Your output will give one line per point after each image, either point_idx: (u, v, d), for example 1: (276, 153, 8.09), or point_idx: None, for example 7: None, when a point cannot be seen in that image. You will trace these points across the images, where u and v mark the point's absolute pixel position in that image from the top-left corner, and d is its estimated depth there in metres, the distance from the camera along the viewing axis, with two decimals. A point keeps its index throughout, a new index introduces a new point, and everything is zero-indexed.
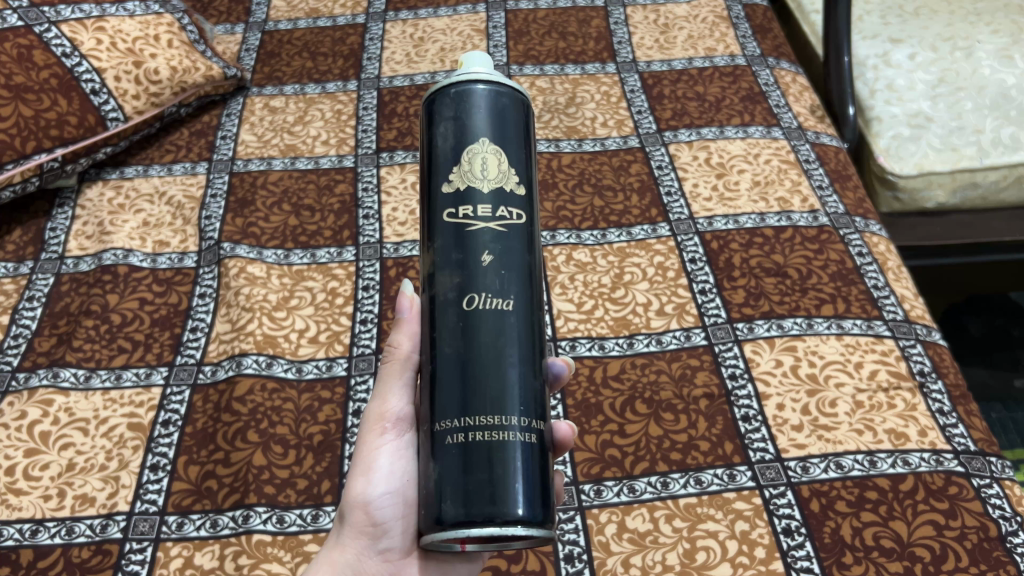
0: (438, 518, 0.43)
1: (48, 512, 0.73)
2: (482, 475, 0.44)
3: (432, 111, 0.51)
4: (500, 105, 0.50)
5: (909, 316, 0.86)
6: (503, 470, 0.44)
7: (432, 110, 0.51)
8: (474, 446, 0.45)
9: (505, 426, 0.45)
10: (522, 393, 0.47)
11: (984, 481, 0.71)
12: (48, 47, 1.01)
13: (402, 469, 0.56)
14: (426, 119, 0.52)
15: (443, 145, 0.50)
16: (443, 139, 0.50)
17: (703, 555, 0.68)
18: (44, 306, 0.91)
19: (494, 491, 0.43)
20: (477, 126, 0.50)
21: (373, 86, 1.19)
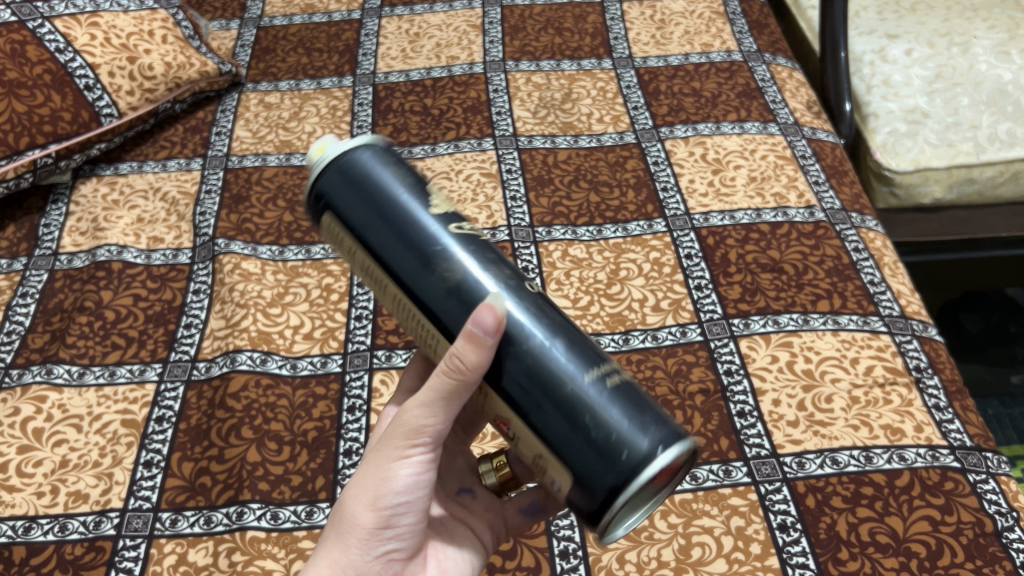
0: (609, 495, 0.40)
1: (42, 509, 0.73)
2: (604, 441, 0.40)
3: (343, 176, 0.46)
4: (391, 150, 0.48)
5: (905, 311, 0.86)
6: (615, 423, 0.40)
7: (353, 171, 0.46)
8: (578, 422, 0.41)
9: (588, 387, 0.41)
10: (580, 348, 0.43)
11: (980, 477, 0.71)
12: (41, 43, 1.00)
13: (425, 479, 0.47)
14: (347, 182, 0.46)
15: (399, 183, 0.46)
16: (398, 178, 0.46)
17: (698, 551, 0.67)
18: (38, 302, 0.91)
19: (643, 431, 0.40)
20: (413, 168, 0.48)
21: (369, 82, 1.19)
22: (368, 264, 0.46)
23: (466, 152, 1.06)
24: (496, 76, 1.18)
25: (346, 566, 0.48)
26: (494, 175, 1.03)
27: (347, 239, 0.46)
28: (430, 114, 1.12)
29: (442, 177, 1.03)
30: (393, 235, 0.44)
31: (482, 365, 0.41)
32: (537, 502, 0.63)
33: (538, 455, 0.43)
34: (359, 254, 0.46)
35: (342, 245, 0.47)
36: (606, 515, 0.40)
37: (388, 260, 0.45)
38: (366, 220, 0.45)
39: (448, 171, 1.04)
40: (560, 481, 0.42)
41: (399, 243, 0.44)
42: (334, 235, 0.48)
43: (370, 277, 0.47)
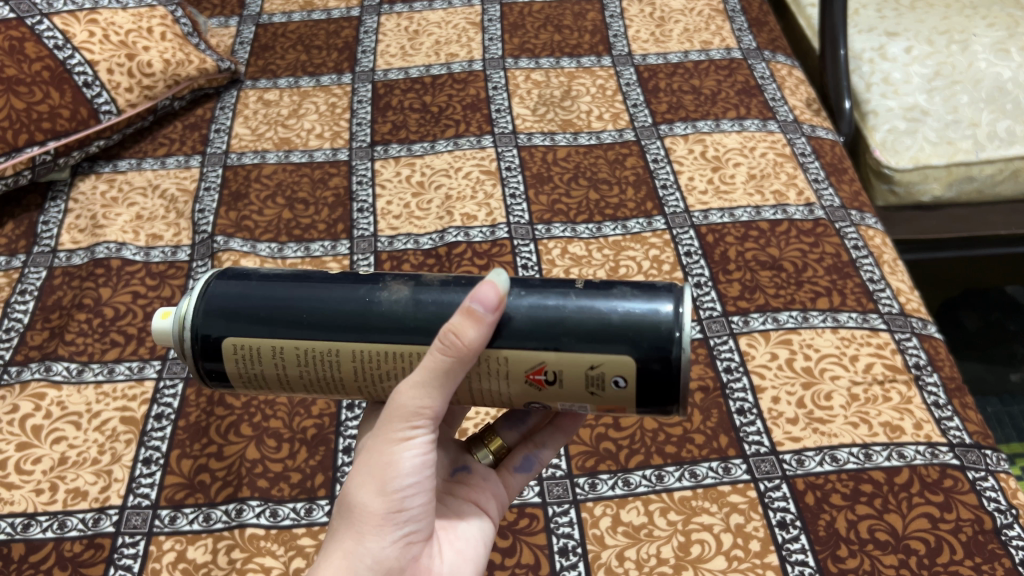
0: (672, 348, 0.43)
1: (40, 506, 0.73)
2: (639, 326, 0.44)
3: (218, 302, 0.47)
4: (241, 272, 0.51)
5: (905, 309, 0.86)
6: (632, 306, 0.44)
7: (221, 294, 0.47)
8: (608, 328, 0.44)
9: (589, 300, 0.45)
10: (552, 284, 0.46)
11: (979, 474, 0.71)
12: (39, 40, 1.00)
13: (428, 460, 0.47)
14: (238, 298, 0.47)
15: (283, 276, 0.48)
16: (277, 274, 0.48)
17: (697, 548, 0.67)
18: (36, 300, 0.91)
19: (656, 289, 0.45)
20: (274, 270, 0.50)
21: (368, 79, 1.19)
22: (304, 351, 0.46)
23: (466, 149, 1.06)
24: (495, 74, 1.17)
25: (363, 555, 0.47)
26: (493, 172, 1.03)
27: (267, 345, 0.47)
28: (429, 111, 1.12)
29: (442, 175, 1.03)
30: (308, 307, 0.46)
31: (479, 335, 0.43)
32: (530, 456, 0.62)
33: (586, 379, 0.45)
34: (288, 348, 0.46)
35: (261, 362, 0.47)
36: (680, 370, 0.44)
37: (324, 329, 0.46)
38: (270, 314, 0.46)
39: (447, 169, 1.04)
40: (622, 379, 0.45)
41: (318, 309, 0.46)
42: (244, 367, 0.48)
43: (309, 366, 0.47)
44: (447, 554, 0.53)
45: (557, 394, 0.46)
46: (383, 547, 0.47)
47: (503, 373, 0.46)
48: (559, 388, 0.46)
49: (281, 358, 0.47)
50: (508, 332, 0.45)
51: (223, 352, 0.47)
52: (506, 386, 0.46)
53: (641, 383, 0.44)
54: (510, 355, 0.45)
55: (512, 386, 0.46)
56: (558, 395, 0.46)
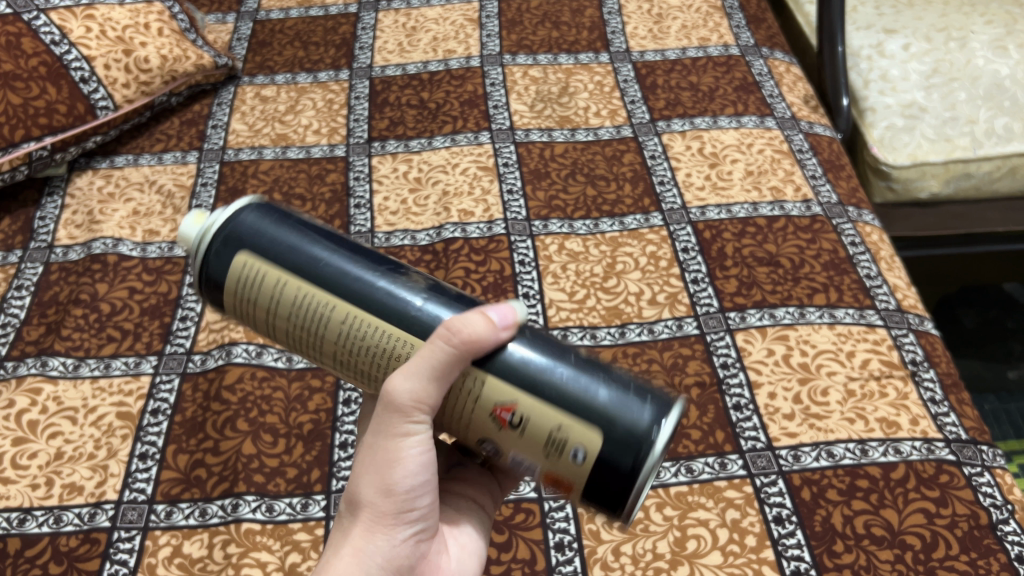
0: (639, 455, 0.41)
1: (36, 501, 0.72)
2: (617, 416, 0.42)
3: (248, 227, 0.46)
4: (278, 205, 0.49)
5: (901, 305, 0.86)
6: (618, 396, 0.42)
7: (258, 217, 0.46)
8: (587, 402, 0.42)
9: (582, 370, 0.43)
10: (555, 340, 0.45)
11: (975, 470, 0.71)
12: (36, 35, 1.00)
13: (432, 458, 0.47)
14: (264, 236, 0.46)
15: (317, 230, 0.47)
16: (310, 226, 0.47)
17: (693, 544, 0.67)
18: (33, 295, 0.91)
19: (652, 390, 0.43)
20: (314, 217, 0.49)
21: (365, 76, 1.18)
22: (309, 294, 0.45)
23: (463, 146, 1.06)
24: (493, 70, 1.17)
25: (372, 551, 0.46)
26: (490, 168, 1.03)
27: (276, 275, 0.45)
28: (426, 108, 1.12)
29: (439, 171, 1.03)
30: (333, 257, 0.45)
31: (482, 335, 0.42)
32: None
33: (545, 439, 0.42)
34: (293, 290, 0.45)
35: (262, 294, 0.45)
36: (638, 476, 0.41)
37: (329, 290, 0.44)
38: (289, 256, 0.45)
39: (444, 165, 1.04)
40: (581, 452, 0.42)
41: (340, 262, 0.45)
42: (241, 294, 0.46)
43: (302, 314, 0.45)
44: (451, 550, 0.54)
45: (514, 441, 0.43)
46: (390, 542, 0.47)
47: (472, 393, 0.43)
48: (518, 437, 0.43)
49: (283, 296, 0.45)
50: (498, 359, 0.43)
51: (233, 270, 0.45)
52: (467, 414, 0.44)
53: (601, 466, 0.42)
54: (489, 376, 0.43)
55: (475, 416, 0.44)
56: (515, 444, 0.44)
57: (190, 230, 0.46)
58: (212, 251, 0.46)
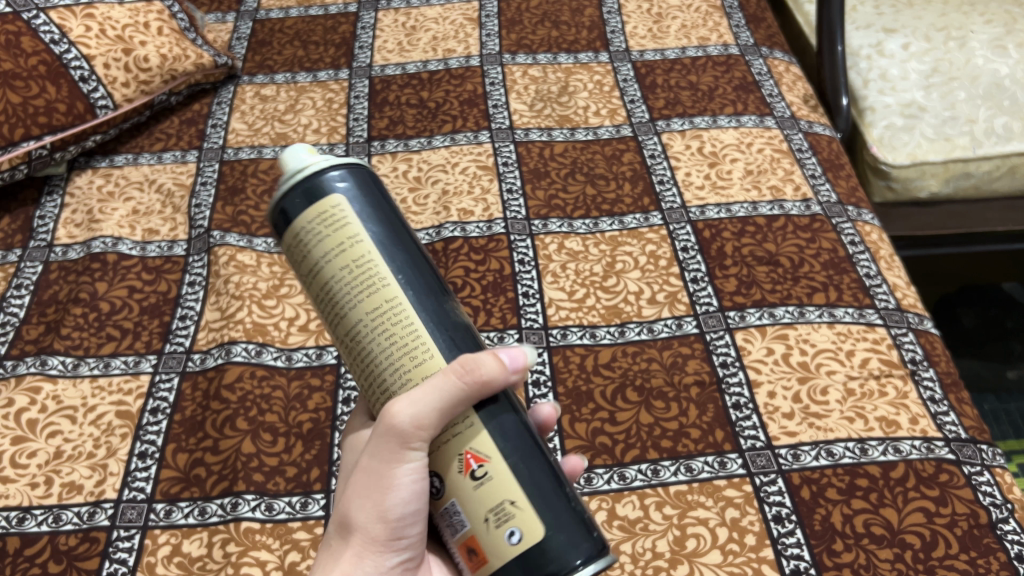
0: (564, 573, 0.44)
1: (35, 500, 0.72)
2: (567, 528, 0.45)
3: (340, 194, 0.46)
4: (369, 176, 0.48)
5: (901, 304, 0.86)
6: (575, 513, 0.45)
7: (355, 177, 0.47)
8: (546, 497, 0.45)
9: (554, 469, 0.46)
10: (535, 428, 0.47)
11: (975, 469, 0.71)
12: (36, 34, 1.00)
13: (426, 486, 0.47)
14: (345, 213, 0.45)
15: (395, 227, 0.47)
16: (391, 221, 0.47)
17: (693, 542, 0.67)
18: (32, 294, 0.91)
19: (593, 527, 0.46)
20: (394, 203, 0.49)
21: (365, 75, 1.18)
22: (366, 266, 0.45)
23: (462, 145, 1.06)
24: (493, 70, 1.17)
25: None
26: (490, 168, 1.03)
27: (344, 234, 0.45)
28: (426, 107, 1.12)
29: (439, 170, 1.03)
30: (397, 250, 0.46)
31: (493, 376, 0.44)
32: None
33: (492, 506, 0.44)
34: (354, 255, 0.45)
35: (322, 245, 0.45)
36: None
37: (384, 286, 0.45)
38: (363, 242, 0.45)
39: (444, 164, 1.04)
40: (518, 536, 0.44)
41: (401, 255, 0.46)
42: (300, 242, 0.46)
43: (349, 279, 0.45)
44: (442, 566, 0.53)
45: (464, 493, 0.45)
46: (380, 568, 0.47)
47: (453, 433, 0.45)
48: (472, 489, 0.45)
49: (343, 254, 0.45)
50: (492, 416, 0.45)
51: (309, 203, 0.45)
52: (433, 451, 0.45)
53: (531, 552, 0.44)
54: (477, 426, 0.45)
55: (444, 455, 0.45)
56: (461, 495, 0.45)
57: (292, 154, 0.46)
58: (301, 179, 0.46)
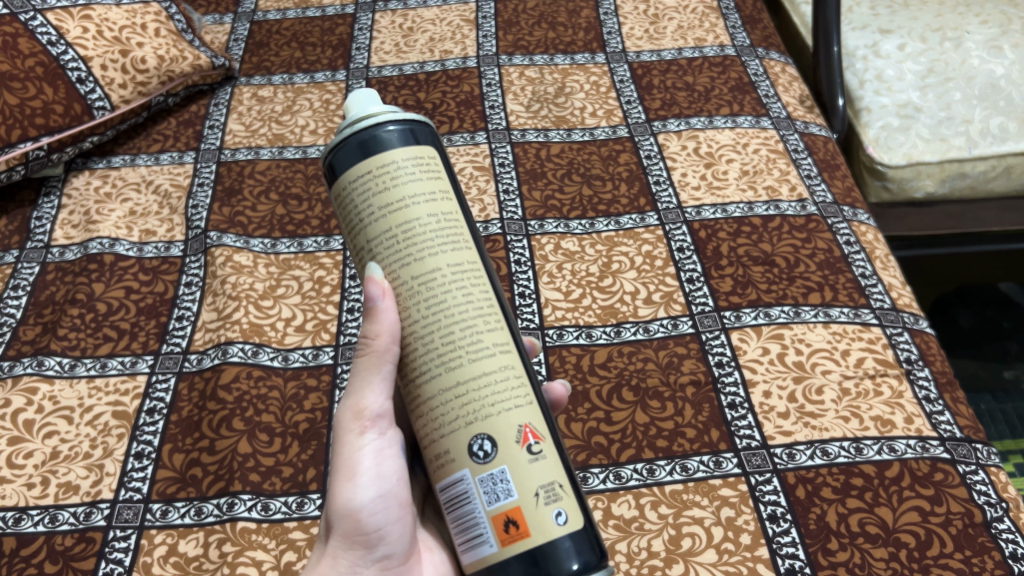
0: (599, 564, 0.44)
1: (32, 500, 0.72)
2: (595, 530, 0.46)
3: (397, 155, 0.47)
4: (430, 142, 0.49)
5: (896, 304, 0.86)
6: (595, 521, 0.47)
7: (416, 140, 0.48)
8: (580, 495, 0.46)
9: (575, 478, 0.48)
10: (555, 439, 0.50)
11: (970, 468, 0.72)
12: (33, 36, 1.00)
13: (390, 469, 0.50)
14: (398, 176, 0.47)
15: (446, 198, 0.48)
16: (444, 191, 0.48)
17: (688, 542, 0.67)
18: (29, 295, 0.91)
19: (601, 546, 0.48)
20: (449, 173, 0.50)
21: (362, 76, 1.19)
22: (409, 230, 0.46)
23: (459, 146, 1.06)
24: (489, 71, 1.18)
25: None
26: (486, 168, 1.03)
27: (393, 195, 0.46)
28: (423, 108, 1.12)
29: None
30: (444, 221, 0.47)
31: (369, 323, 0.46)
32: None
33: (544, 483, 0.45)
34: (407, 215, 0.47)
35: (371, 197, 0.47)
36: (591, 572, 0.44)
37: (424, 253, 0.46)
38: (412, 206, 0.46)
39: None
40: (564, 519, 0.45)
41: (449, 227, 0.47)
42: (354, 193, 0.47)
43: (398, 236, 0.46)
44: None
45: (518, 463, 0.45)
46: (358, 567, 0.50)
47: (511, 401, 0.46)
48: (525, 461, 0.45)
49: (393, 212, 0.46)
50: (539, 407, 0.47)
51: (372, 155, 0.47)
52: (487, 419, 0.45)
53: (574, 534, 0.44)
54: (533, 404, 0.47)
55: (499, 424, 0.45)
56: (514, 465, 0.45)
57: (360, 102, 0.48)
58: (363, 131, 0.47)
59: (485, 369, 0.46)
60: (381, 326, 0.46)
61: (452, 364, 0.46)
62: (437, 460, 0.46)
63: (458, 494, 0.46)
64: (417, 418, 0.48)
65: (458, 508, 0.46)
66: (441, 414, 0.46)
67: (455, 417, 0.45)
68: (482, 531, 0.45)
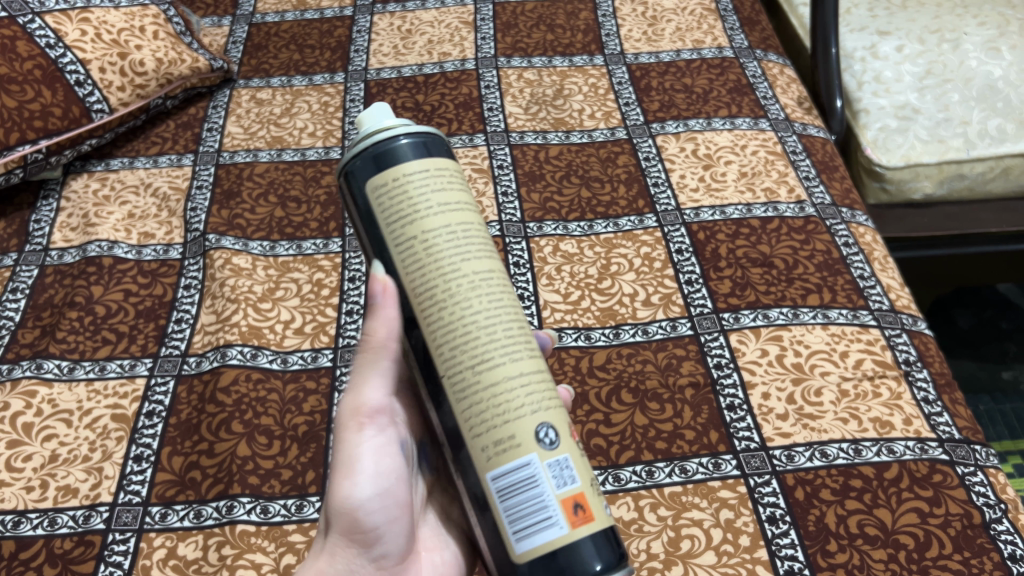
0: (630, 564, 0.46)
1: (31, 503, 0.72)
2: None
3: (414, 166, 0.47)
4: (445, 155, 0.49)
5: (895, 305, 0.86)
6: None
7: (432, 152, 0.48)
8: None
9: None
10: None
11: (968, 469, 0.72)
12: (31, 38, 1.00)
13: (388, 469, 0.51)
14: (415, 185, 0.46)
15: (464, 209, 0.48)
16: (463, 202, 0.48)
17: (687, 544, 0.67)
18: (28, 298, 0.91)
19: None
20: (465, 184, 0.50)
21: (361, 79, 1.19)
22: (433, 237, 0.46)
23: (458, 148, 1.06)
24: (488, 73, 1.18)
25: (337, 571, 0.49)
26: (485, 170, 1.03)
27: (413, 203, 0.46)
28: (421, 110, 1.12)
29: None
30: (464, 228, 0.47)
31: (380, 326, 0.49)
32: None
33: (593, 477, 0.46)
34: (447, 218, 0.47)
35: (401, 202, 0.46)
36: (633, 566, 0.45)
37: (450, 258, 0.46)
38: (434, 215, 0.46)
39: None
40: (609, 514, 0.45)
41: (471, 236, 0.47)
42: (375, 203, 0.47)
43: (442, 238, 0.46)
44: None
45: (575, 454, 0.45)
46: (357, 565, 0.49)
47: (554, 401, 0.46)
48: (578, 455, 0.46)
49: (414, 220, 0.46)
50: None
51: (406, 162, 0.47)
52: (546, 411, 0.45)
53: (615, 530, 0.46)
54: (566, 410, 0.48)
55: (557, 416, 0.46)
56: (573, 454, 0.45)
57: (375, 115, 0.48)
58: (389, 140, 0.47)
59: (531, 367, 0.46)
60: (383, 318, 0.48)
61: (512, 356, 0.45)
62: (495, 449, 0.44)
63: (520, 478, 0.44)
64: (465, 410, 0.45)
65: (523, 491, 0.44)
66: (504, 404, 0.45)
67: (519, 405, 0.45)
68: (551, 513, 0.43)
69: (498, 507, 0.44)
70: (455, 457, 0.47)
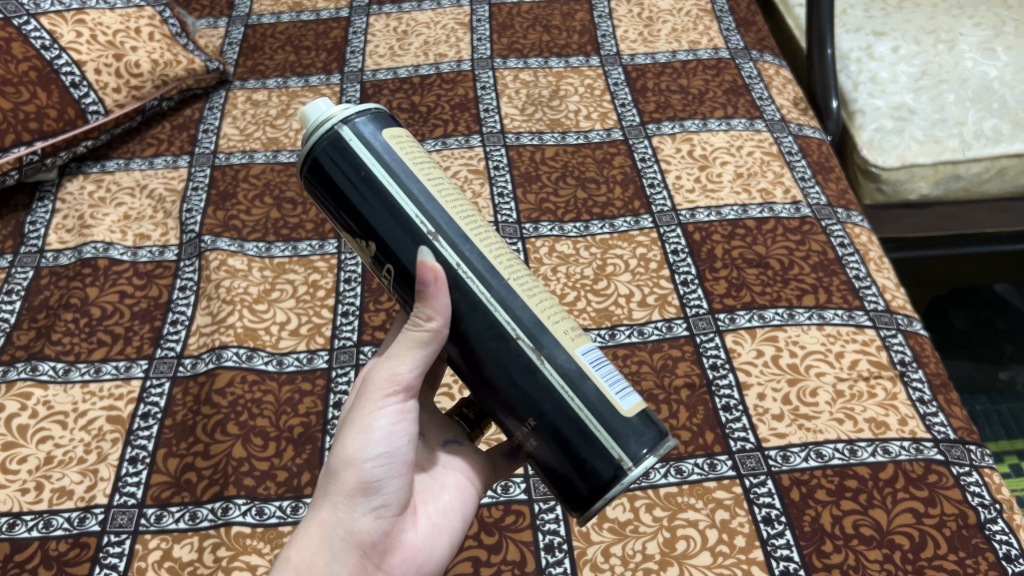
0: None
1: (26, 505, 0.72)
2: None
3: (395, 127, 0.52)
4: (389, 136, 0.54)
5: (890, 305, 0.86)
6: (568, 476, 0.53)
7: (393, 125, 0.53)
8: None
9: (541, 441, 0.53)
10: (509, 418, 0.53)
11: (963, 469, 0.72)
12: (26, 40, 1.00)
13: (402, 431, 0.52)
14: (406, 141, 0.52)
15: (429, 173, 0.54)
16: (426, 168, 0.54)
17: (683, 544, 0.67)
18: (23, 300, 0.91)
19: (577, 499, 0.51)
20: None
21: (356, 80, 1.19)
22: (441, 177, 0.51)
23: (454, 149, 1.06)
24: (484, 74, 1.18)
25: (339, 524, 0.50)
26: (481, 171, 1.03)
27: (414, 152, 0.51)
28: (418, 111, 1.12)
29: None
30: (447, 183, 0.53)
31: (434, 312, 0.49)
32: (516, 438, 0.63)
33: None
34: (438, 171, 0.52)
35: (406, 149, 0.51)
36: None
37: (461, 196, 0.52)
38: (430, 163, 0.52)
39: None
40: None
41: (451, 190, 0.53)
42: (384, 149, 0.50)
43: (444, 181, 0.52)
44: (423, 533, 0.56)
45: None
46: (359, 520, 0.51)
47: None
48: None
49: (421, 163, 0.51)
50: None
51: (387, 124, 0.51)
52: None
53: None
54: None
55: None
56: None
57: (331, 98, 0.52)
58: (367, 107, 0.52)
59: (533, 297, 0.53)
60: (437, 307, 0.48)
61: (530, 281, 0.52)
62: (572, 332, 0.49)
63: (597, 355, 0.49)
64: (538, 303, 0.49)
65: (604, 365, 0.49)
66: (553, 302, 0.50)
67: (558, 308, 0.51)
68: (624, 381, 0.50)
69: (597, 375, 0.48)
70: (536, 345, 0.48)
